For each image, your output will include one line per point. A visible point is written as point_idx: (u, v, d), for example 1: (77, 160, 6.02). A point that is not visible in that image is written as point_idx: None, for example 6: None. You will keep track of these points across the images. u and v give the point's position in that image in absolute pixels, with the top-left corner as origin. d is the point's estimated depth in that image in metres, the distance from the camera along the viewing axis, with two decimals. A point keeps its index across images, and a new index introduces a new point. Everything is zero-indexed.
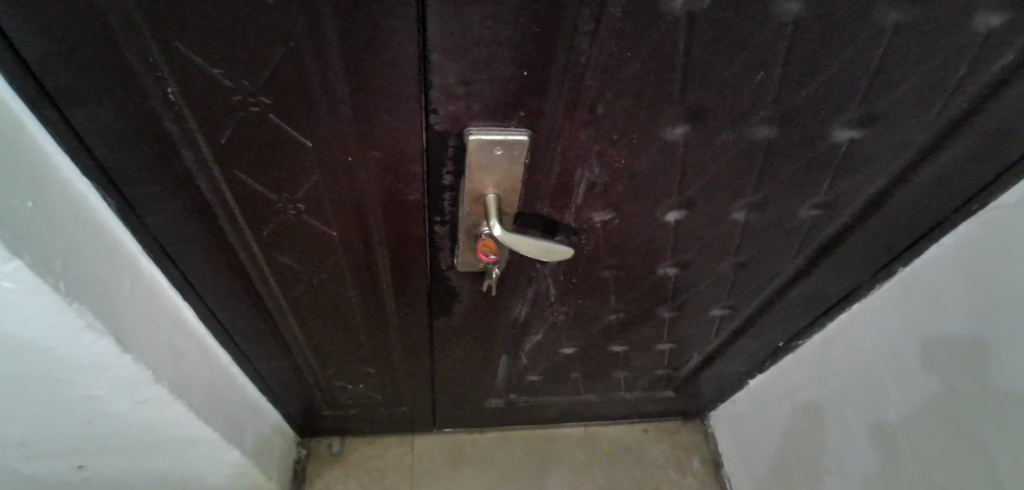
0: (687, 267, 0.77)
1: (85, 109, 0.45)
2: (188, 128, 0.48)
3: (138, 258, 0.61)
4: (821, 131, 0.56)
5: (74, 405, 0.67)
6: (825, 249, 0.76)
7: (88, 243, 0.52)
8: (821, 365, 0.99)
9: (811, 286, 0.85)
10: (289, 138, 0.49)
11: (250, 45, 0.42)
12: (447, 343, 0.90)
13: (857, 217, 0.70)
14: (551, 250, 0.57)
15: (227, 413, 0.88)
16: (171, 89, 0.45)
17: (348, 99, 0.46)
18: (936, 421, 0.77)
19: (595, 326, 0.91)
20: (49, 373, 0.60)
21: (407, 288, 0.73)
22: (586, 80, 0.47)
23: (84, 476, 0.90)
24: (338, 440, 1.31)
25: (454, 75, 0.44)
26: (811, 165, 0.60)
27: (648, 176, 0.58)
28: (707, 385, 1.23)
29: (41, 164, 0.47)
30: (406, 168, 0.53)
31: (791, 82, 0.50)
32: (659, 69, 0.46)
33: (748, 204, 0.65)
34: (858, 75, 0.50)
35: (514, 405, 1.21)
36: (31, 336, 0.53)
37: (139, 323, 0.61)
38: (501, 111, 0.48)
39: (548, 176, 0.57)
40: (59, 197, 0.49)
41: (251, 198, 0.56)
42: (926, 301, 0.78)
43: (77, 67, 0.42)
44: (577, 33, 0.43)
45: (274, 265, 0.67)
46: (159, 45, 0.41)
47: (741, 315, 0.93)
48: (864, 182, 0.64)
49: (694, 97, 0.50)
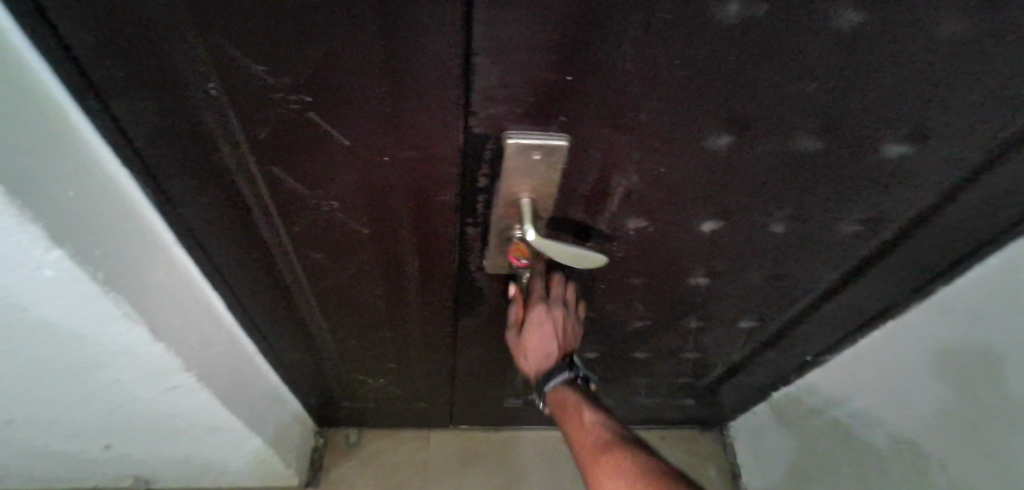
0: (718, 277, 0.75)
1: (128, 102, 0.46)
2: (228, 124, 0.48)
3: (172, 248, 0.61)
4: (870, 145, 0.54)
5: (105, 387, 0.69)
6: (863, 265, 0.74)
7: (126, 233, 0.53)
8: (848, 381, 0.97)
9: (847, 302, 0.83)
10: (327, 136, 0.49)
11: (293, 45, 0.41)
12: (470, 342, 0.90)
13: (900, 234, 0.67)
14: (585, 257, 0.57)
15: (252, 401, 0.89)
16: (212, 85, 0.44)
17: (388, 99, 0.45)
18: (969, 435, 0.78)
19: (620, 332, 0.90)
20: (84, 357, 0.61)
21: (434, 287, 0.73)
22: (630, 87, 0.45)
23: (111, 453, 0.93)
24: (355, 431, 1.31)
25: (495, 79, 0.44)
26: (856, 180, 0.58)
27: (685, 184, 0.57)
28: (729, 395, 1.21)
29: (84, 155, 0.47)
30: (441, 169, 0.53)
31: (843, 95, 0.48)
32: (707, 78, 0.45)
33: (786, 216, 0.63)
34: (914, 90, 0.48)
35: (532, 405, 1.20)
36: (70, 321, 0.54)
37: (173, 311, 0.62)
38: (541, 116, 0.47)
39: (583, 182, 0.56)
40: (100, 188, 0.49)
41: (284, 194, 0.56)
42: (949, 316, 0.78)
43: (122, 61, 0.42)
44: (625, 40, 0.42)
45: (303, 260, 0.67)
46: (203, 42, 0.41)
47: (770, 328, 0.91)
48: (911, 198, 0.62)
49: (739, 107, 0.48)
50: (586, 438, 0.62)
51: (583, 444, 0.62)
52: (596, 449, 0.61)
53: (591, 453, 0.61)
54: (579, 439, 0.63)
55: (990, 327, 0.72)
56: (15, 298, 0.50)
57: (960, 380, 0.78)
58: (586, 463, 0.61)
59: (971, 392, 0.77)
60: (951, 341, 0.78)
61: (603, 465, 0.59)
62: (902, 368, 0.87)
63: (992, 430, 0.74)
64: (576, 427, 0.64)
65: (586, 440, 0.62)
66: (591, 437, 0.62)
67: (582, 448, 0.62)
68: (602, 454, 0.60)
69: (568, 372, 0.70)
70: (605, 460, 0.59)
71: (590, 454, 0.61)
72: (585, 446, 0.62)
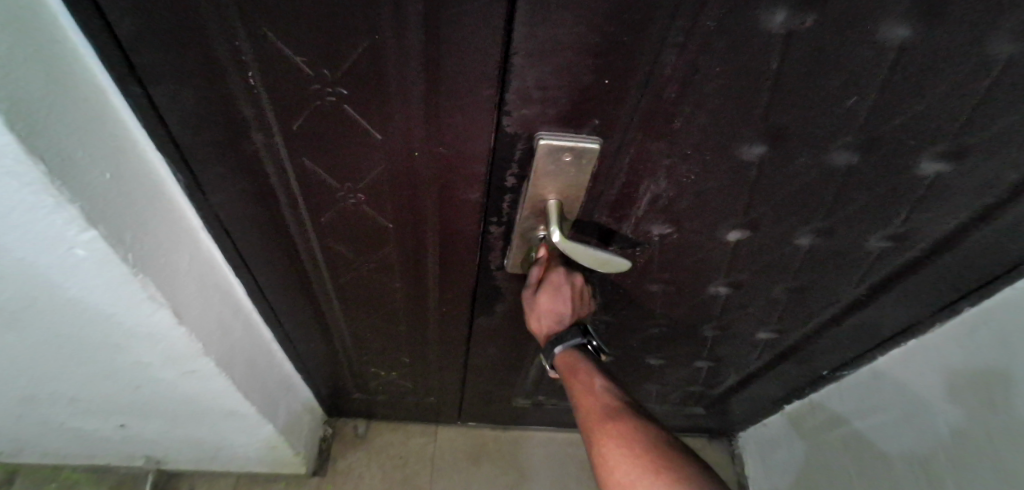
0: (740, 286, 0.74)
1: (168, 87, 0.46)
2: (264, 114, 0.48)
3: (198, 234, 0.62)
4: (906, 160, 0.53)
5: (125, 367, 0.70)
6: (888, 282, 0.73)
7: (157, 217, 0.54)
8: (864, 401, 0.96)
9: (869, 318, 0.81)
10: (359, 130, 0.49)
11: (335, 36, 0.42)
12: (484, 341, 0.89)
13: (929, 253, 0.66)
14: (608, 262, 0.58)
15: (266, 389, 0.90)
16: (251, 74, 0.45)
17: (423, 94, 0.45)
18: (979, 459, 0.77)
19: (635, 339, 0.89)
20: (108, 337, 0.62)
21: (454, 284, 0.73)
22: (667, 93, 0.45)
23: (126, 432, 0.94)
24: (363, 422, 1.31)
25: (533, 78, 0.44)
26: (889, 195, 0.58)
27: (715, 193, 0.57)
28: (741, 406, 1.19)
29: (122, 137, 0.48)
30: (470, 168, 0.52)
31: (883, 107, 0.48)
32: (745, 85, 0.45)
33: (814, 229, 0.63)
34: (956, 106, 0.48)
35: (541, 406, 1.20)
36: (97, 300, 0.55)
37: (196, 296, 0.62)
38: (574, 118, 0.47)
39: (611, 187, 0.56)
40: (136, 171, 0.50)
41: (314, 185, 0.56)
42: (968, 340, 0.78)
43: (166, 47, 0.43)
44: (666, 45, 0.42)
45: (327, 252, 0.67)
46: (248, 31, 0.42)
47: (788, 341, 0.90)
48: (943, 217, 0.61)
49: (775, 116, 0.48)
50: (593, 407, 0.60)
51: (589, 412, 0.60)
52: (602, 419, 0.59)
53: (596, 422, 0.59)
54: (585, 407, 0.61)
55: (1012, 348, 0.72)
56: (46, 276, 0.51)
57: (979, 404, 0.77)
58: (589, 429, 0.59)
59: (987, 416, 0.76)
60: (971, 362, 0.78)
61: (607, 434, 0.57)
62: (919, 390, 0.86)
63: (1006, 457, 0.73)
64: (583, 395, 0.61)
65: (592, 406, 0.60)
66: (597, 406, 0.60)
67: (587, 416, 0.60)
68: (607, 425, 0.58)
69: (581, 338, 0.67)
70: (610, 431, 0.57)
71: (594, 423, 0.59)
72: (591, 414, 0.60)
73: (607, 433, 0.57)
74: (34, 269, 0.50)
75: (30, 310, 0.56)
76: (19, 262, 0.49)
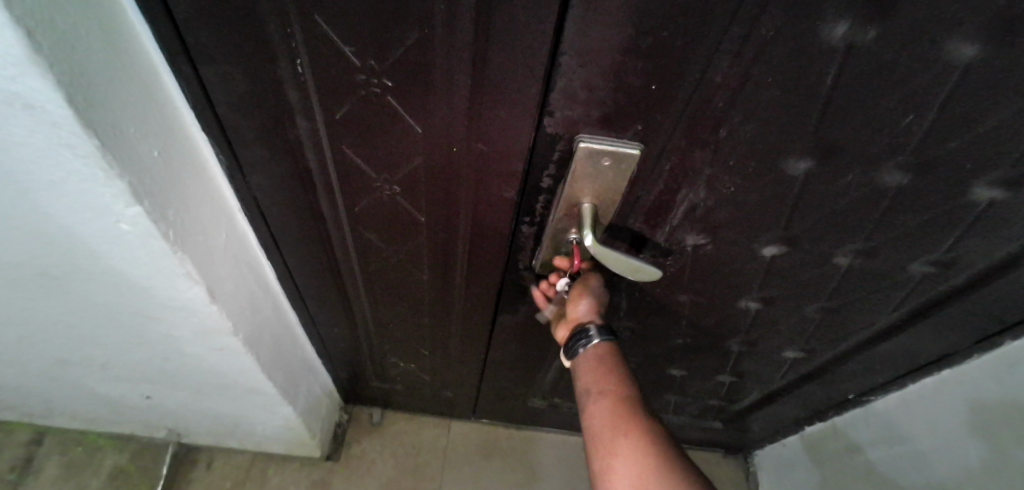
0: (771, 302, 0.73)
1: (218, 69, 0.47)
2: (309, 100, 0.49)
3: (235, 214, 0.63)
4: (959, 185, 0.51)
5: (156, 339, 0.71)
6: (925, 309, 0.70)
7: (198, 195, 0.55)
8: (889, 428, 0.93)
9: (903, 344, 0.79)
10: (400, 121, 0.49)
11: (386, 26, 0.42)
12: (506, 338, 0.89)
13: (973, 282, 0.64)
14: (639, 269, 0.57)
15: (289, 371, 0.91)
16: (300, 60, 0.45)
17: (467, 89, 0.45)
18: None
19: (658, 348, 0.88)
20: (142, 308, 0.63)
21: (480, 280, 0.72)
22: (715, 101, 0.45)
23: (151, 401, 0.96)
24: (380, 410, 1.32)
25: (580, 78, 0.43)
26: (936, 220, 0.56)
27: (755, 206, 0.55)
28: (759, 423, 1.17)
29: (172, 115, 0.49)
30: (507, 165, 0.52)
31: (940, 128, 0.46)
32: (797, 97, 0.44)
33: (854, 250, 0.61)
34: (1018, 132, 0.46)
35: (557, 407, 1.19)
36: (135, 273, 0.56)
37: (229, 274, 0.63)
38: (617, 121, 0.47)
39: (649, 192, 0.55)
40: (182, 149, 0.51)
41: (352, 174, 0.56)
42: (1007, 374, 0.75)
43: (221, 29, 0.44)
44: (719, 52, 0.41)
45: (358, 240, 0.67)
46: (302, 18, 0.42)
47: (815, 362, 0.88)
48: (992, 246, 0.58)
49: (824, 130, 0.47)
50: (615, 403, 0.57)
51: (611, 407, 0.56)
52: (625, 416, 0.56)
53: (619, 418, 0.55)
54: (601, 404, 0.57)
55: None
56: (90, 245, 0.52)
57: (1011, 442, 0.74)
58: (606, 419, 0.56)
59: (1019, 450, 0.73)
60: (1007, 397, 0.75)
61: (629, 433, 0.54)
62: (951, 421, 0.83)
63: None
64: (607, 389, 0.58)
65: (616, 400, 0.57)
66: (622, 405, 0.57)
67: (607, 412, 0.56)
68: (631, 422, 0.55)
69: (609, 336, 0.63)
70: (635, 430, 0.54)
71: (615, 421, 0.55)
72: (612, 411, 0.56)
73: (629, 431, 0.54)
74: (78, 238, 0.51)
75: (73, 277, 0.58)
76: (64, 229, 0.50)
